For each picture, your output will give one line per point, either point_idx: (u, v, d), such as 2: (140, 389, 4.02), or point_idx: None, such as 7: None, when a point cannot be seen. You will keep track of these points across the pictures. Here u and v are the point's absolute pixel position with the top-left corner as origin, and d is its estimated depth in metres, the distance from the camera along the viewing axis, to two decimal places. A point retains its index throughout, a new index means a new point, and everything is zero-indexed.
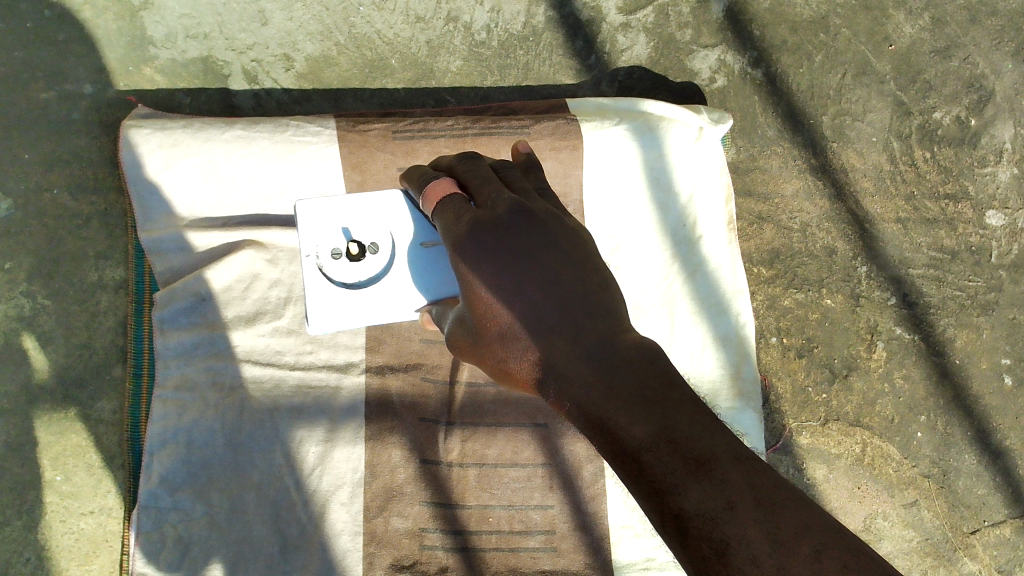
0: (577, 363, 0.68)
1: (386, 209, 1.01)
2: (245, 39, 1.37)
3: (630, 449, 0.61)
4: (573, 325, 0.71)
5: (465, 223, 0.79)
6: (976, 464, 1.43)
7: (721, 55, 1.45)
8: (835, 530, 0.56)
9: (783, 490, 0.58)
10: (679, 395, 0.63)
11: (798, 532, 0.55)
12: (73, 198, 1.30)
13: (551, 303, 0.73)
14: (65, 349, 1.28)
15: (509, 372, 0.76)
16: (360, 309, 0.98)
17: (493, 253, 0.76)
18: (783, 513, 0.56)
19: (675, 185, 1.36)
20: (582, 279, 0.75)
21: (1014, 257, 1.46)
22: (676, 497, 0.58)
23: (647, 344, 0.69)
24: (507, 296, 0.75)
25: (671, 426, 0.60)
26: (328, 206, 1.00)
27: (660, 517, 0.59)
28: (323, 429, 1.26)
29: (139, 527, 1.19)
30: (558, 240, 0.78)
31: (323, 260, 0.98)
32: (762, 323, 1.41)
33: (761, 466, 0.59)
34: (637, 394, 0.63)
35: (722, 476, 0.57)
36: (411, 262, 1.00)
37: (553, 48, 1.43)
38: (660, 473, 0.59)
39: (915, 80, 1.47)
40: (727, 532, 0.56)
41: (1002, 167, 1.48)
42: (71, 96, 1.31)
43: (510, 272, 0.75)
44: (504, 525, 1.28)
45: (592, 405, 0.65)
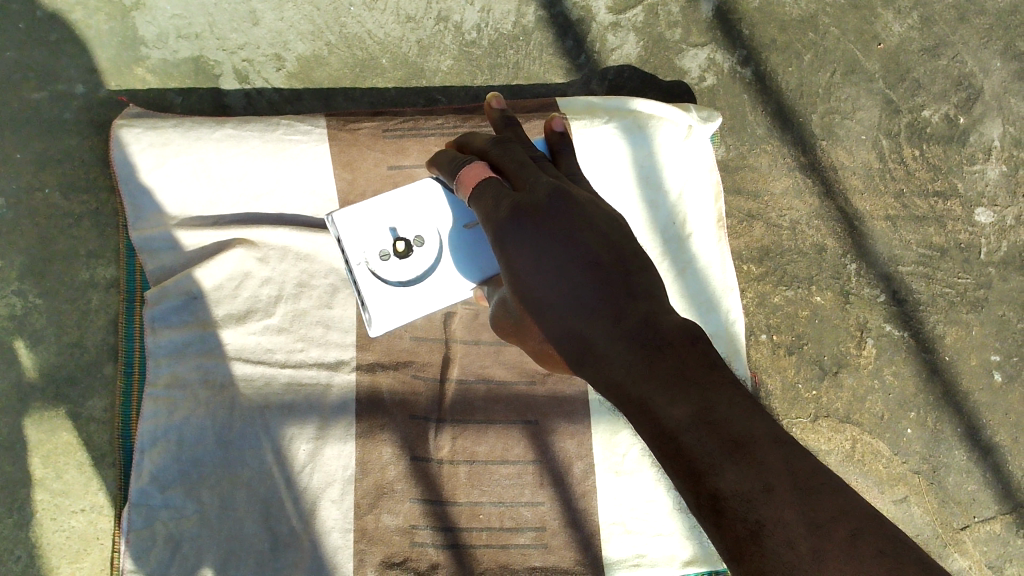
0: (620, 344, 0.73)
1: (423, 199, 1.03)
2: (236, 39, 1.37)
3: (670, 430, 0.65)
4: (613, 307, 0.76)
5: (505, 210, 0.85)
6: (966, 460, 1.43)
7: (711, 54, 1.45)
8: (868, 514, 0.58)
9: (821, 475, 0.60)
10: (719, 379, 0.68)
11: (833, 516, 0.57)
12: (65, 198, 1.31)
13: (590, 286, 0.78)
14: (56, 348, 1.28)
15: (553, 353, 0.82)
16: (417, 301, 1.02)
17: (533, 238, 0.81)
18: (820, 496, 0.58)
19: (665, 183, 1.36)
20: (622, 262, 0.80)
21: (1003, 254, 1.47)
22: (713, 477, 0.61)
23: (686, 326, 0.74)
24: (546, 277, 0.80)
25: (710, 408, 0.64)
26: (368, 211, 1.02)
27: (697, 497, 0.63)
28: (314, 426, 1.26)
29: (130, 525, 1.19)
30: (597, 225, 0.83)
31: (373, 264, 1.02)
32: (752, 320, 1.41)
33: (799, 451, 0.62)
34: (677, 377, 0.68)
35: (760, 458, 0.61)
36: (459, 245, 1.03)
37: (543, 48, 1.43)
38: (698, 455, 0.63)
39: (904, 79, 1.48)
40: (763, 514, 0.59)
41: (991, 164, 1.48)
42: (62, 96, 1.32)
43: (551, 258, 0.80)
44: (495, 522, 1.28)
45: (635, 386, 0.70)
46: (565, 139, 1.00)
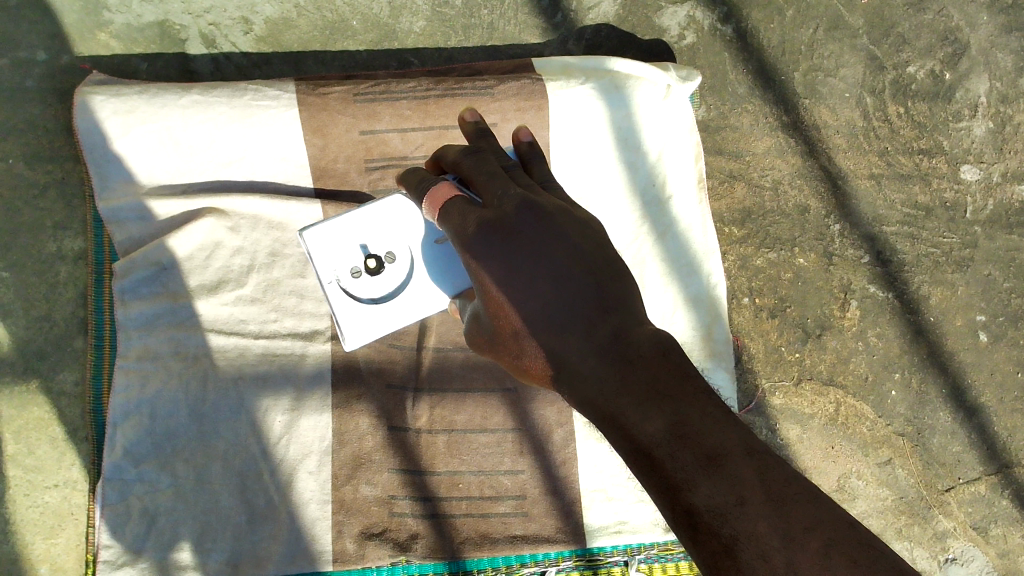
0: (592, 360, 0.70)
1: (394, 214, 1.00)
2: (202, 2, 1.33)
3: (643, 446, 0.63)
4: (584, 320, 0.73)
5: (471, 226, 0.79)
6: (951, 422, 1.42)
7: (691, 11, 1.42)
8: (841, 522, 0.58)
9: (794, 483, 0.60)
10: (693, 390, 0.65)
11: (807, 526, 0.57)
12: (29, 168, 1.28)
13: (562, 303, 0.74)
14: (24, 322, 1.26)
15: (526, 370, 0.77)
16: (390, 318, 1.01)
17: (501, 254, 0.77)
18: (793, 507, 0.58)
19: (644, 145, 1.33)
20: (594, 275, 0.75)
21: (989, 212, 1.44)
22: (687, 491, 0.60)
23: (659, 336, 0.71)
24: (517, 294, 0.76)
25: (683, 422, 0.63)
26: (338, 228, 1.00)
27: (672, 512, 0.61)
28: (289, 398, 1.25)
29: (104, 500, 1.18)
30: (569, 234, 0.78)
31: (343, 281, 1.00)
32: (734, 283, 1.39)
33: (773, 460, 0.61)
34: (649, 389, 0.65)
35: (733, 471, 0.60)
36: (431, 261, 1.00)
37: (518, 7, 1.40)
38: (673, 471, 0.61)
39: (889, 34, 1.45)
40: (738, 528, 0.58)
41: (977, 121, 1.45)
42: (24, 63, 1.28)
43: (524, 273, 0.76)
44: (474, 491, 1.27)
45: (605, 400, 0.67)
46: (537, 149, 0.93)
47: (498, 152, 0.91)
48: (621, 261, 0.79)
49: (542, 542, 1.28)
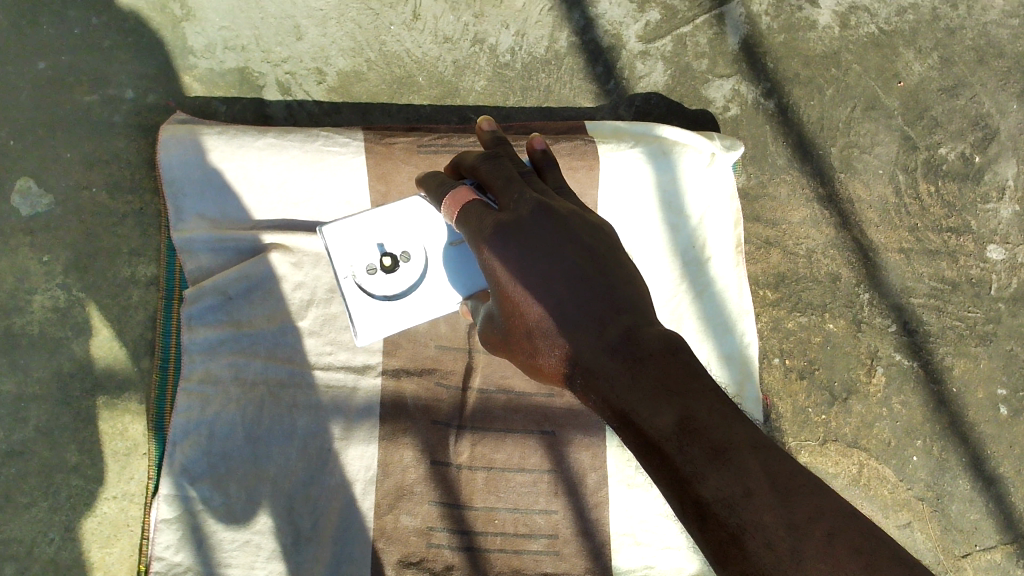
0: (603, 358, 0.73)
1: (411, 216, 1.04)
2: (281, 52, 1.43)
3: (654, 441, 0.66)
4: (595, 318, 0.76)
5: (489, 227, 0.83)
6: (970, 490, 1.47)
7: (735, 85, 1.51)
8: (842, 513, 0.62)
9: (798, 475, 0.64)
10: (702, 388, 0.68)
11: (811, 516, 0.62)
12: (111, 197, 1.37)
13: (576, 302, 0.77)
14: (95, 340, 1.34)
15: (538, 367, 0.81)
16: (402, 315, 1.04)
17: (518, 254, 0.80)
18: (797, 499, 0.62)
19: (687, 209, 1.41)
20: (606, 275, 0.79)
21: (1013, 290, 1.51)
22: (697, 484, 0.63)
23: (667, 334, 0.73)
24: (532, 292, 0.80)
25: (692, 417, 0.65)
26: (356, 227, 1.03)
27: (680, 502, 0.65)
28: (339, 427, 1.31)
29: (160, 513, 1.25)
30: (582, 235, 0.82)
31: (359, 278, 1.03)
32: (765, 344, 1.46)
33: (778, 453, 0.65)
34: (660, 385, 0.68)
35: (741, 464, 0.63)
36: (444, 263, 1.04)
37: (574, 72, 1.49)
38: (682, 464, 0.64)
39: (922, 116, 1.53)
40: (744, 517, 0.62)
41: (1004, 203, 1.52)
42: (113, 100, 1.38)
43: (540, 276, 0.80)
44: (509, 527, 1.32)
45: (617, 397, 0.70)
46: (551, 155, 0.93)
47: (513, 158, 0.91)
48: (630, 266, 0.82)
49: None
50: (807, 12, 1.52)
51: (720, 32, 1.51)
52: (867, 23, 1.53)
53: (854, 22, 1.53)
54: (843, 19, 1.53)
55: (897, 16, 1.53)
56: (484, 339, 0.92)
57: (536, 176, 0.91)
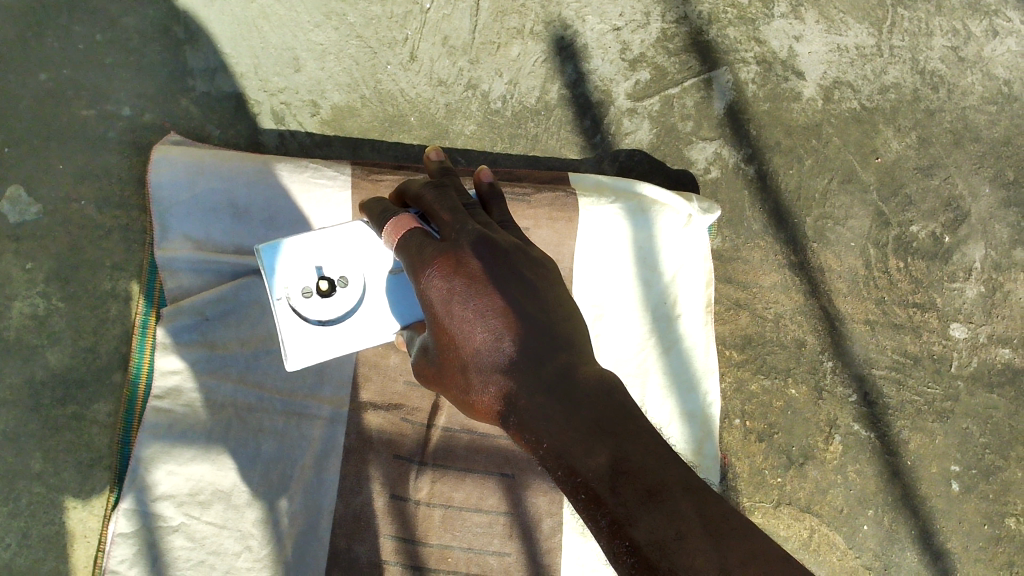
0: (538, 396, 0.78)
1: (353, 244, 1.05)
2: (278, 82, 1.47)
3: (585, 480, 0.70)
4: (532, 356, 0.81)
5: (428, 255, 0.87)
6: (917, 562, 1.50)
7: (718, 149, 1.55)
8: (769, 560, 0.67)
9: (727, 521, 0.69)
10: (634, 431, 0.74)
11: (741, 561, 0.66)
12: (98, 211, 1.39)
13: (513, 337, 0.82)
14: (70, 350, 1.36)
15: (470, 404, 0.86)
16: (337, 341, 1.04)
17: (455, 286, 0.84)
18: (727, 543, 0.67)
19: (661, 266, 1.45)
20: (543, 315, 0.85)
21: (973, 369, 1.54)
22: (629, 526, 0.67)
23: (599, 378, 0.80)
24: (466, 325, 0.84)
25: (625, 459, 0.70)
26: (295, 251, 1.04)
27: (612, 546, 0.68)
28: (303, 457, 1.33)
29: (118, 527, 1.26)
30: (518, 269, 0.87)
31: (294, 300, 1.03)
32: (727, 404, 1.49)
33: (708, 498, 0.70)
34: (594, 427, 0.73)
35: (672, 507, 0.68)
36: (384, 291, 1.05)
37: (562, 125, 1.53)
38: (616, 507, 0.68)
39: (897, 193, 1.57)
40: (676, 560, 0.65)
41: (970, 284, 1.56)
42: (110, 116, 1.41)
43: (476, 309, 0.83)
44: (462, 566, 1.34)
45: (550, 436, 0.74)
46: (496, 188, 1.00)
47: (458, 188, 0.97)
48: (566, 302, 0.90)
49: None
50: (792, 84, 1.57)
51: (707, 96, 1.56)
52: (849, 98, 1.58)
53: (838, 97, 1.58)
54: (827, 93, 1.57)
55: (879, 93, 1.58)
56: (416, 375, 0.95)
57: (482, 208, 0.97)
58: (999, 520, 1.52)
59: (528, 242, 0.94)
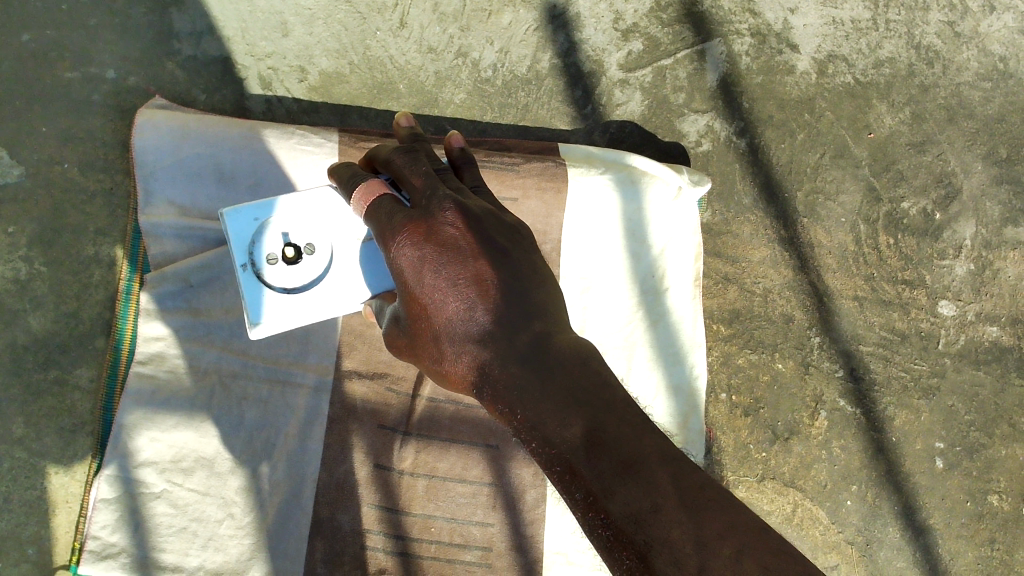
0: (513, 368, 0.77)
1: (319, 212, 1.08)
2: (265, 47, 1.45)
3: (560, 453, 0.70)
4: (507, 325, 0.81)
5: (399, 222, 0.87)
6: (899, 538, 1.50)
7: (710, 121, 1.54)
8: (746, 532, 0.67)
9: (705, 491, 0.68)
10: (610, 401, 0.73)
11: (717, 534, 0.66)
12: (81, 174, 1.37)
13: (487, 307, 0.82)
14: (52, 315, 1.35)
15: (445, 375, 0.85)
16: (304, 308, 1.06)
17: (427, 255, 0.84)
18: (704, 514, 0.67)
19: (649, 238, 1.44)
20: (520, 283, 0.84)
21: (960, 346, 1.54)
22: (604, 499, 0.66)
23: (575, 346, 0.79)
24: (439, 295, 0.83)
25: (600, 431, 0.70)
26: (259, 219, 1.06)
27: (587, 518, 0.67)
28: (287, 425, 1.33)
29: (99, 492, 1.26)
30: (494, 237, 0.86)
31: (259, 267, 1.05)
32: (714, 378, 1.48)
33: (686, 468, 0.69)
34: (570, 399, 0.73)
35: (649, 478, 0.67)
36: (351, 259, 1.08)
37: (553, 94, 1.51)
38: (592, 480, 0.67)
39: (889, 169, 1.56)
40: (652, 533, 0.65)
41: (960, 261, 1.56)
42: (94, 78, 1.39)
43: (448, 279, 0.83)
44: (445, 536, 1.34)
45: (526, 409, 0.74)
46: (468, 154, 0.99)
47: (429, 153, 0.96)
48: (543, 270, 0.88)
49: None
50: (786, 56, 1.55)
51: (700, 68, 1.54)
52: (844, 72, 1.57)
53: (832, 71, 1.56)
54: (822, 67, 1.56)
55: (873, 68, 1.57)
56: (391, 346, 0.95)
57: (454, 174, 0.97)
58: (982, 497, 1.52)
59: (501, 209, 0.93)
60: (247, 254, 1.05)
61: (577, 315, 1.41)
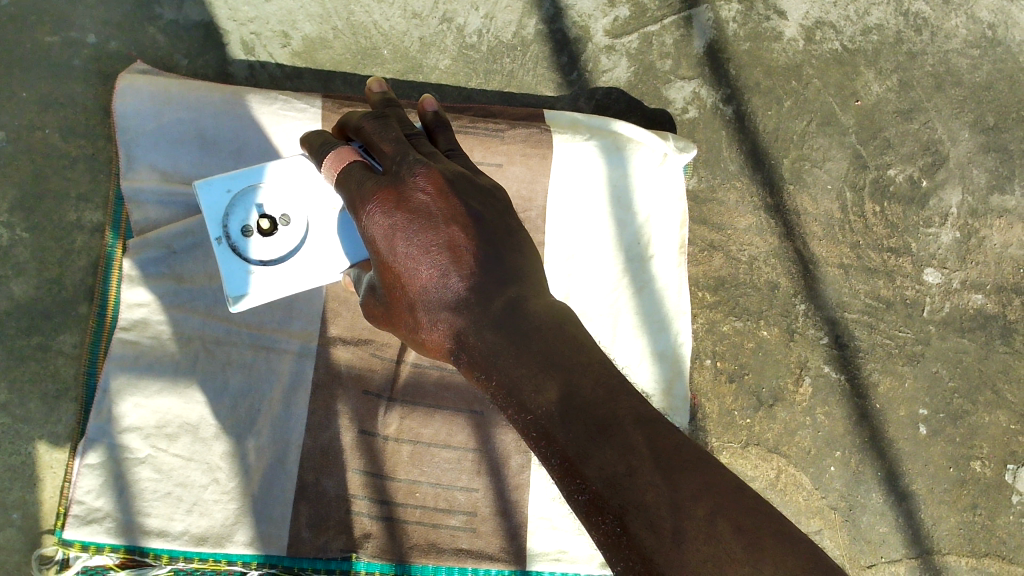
0: (488, 333, 0.78)
1: (293, 182, 1.09)
2: (248, 11, 1.43)
3: (536, 419, 0.71)
4: (482, 291, 0.81)
5: (368, 190, 0.86)
6: (882, 503, 1.49)
7: (696, 88, 1.53)
8: (724, 491, 0.66)
9: (682, 451, 0.67)
10: (584, 362, 0.73)
11: (694, 495, 0.65)
12: (62, 139, 1.36)
13: (461, 273, 0.82)
14: (34, 282, 1.34)
15: (421, 342, 0.86)
16: (283, 279, 1.08)
17: (399, 222, 0.84)
18: (681, 474, 0.66)
19: (634, 206, 1.44)
20: (494, 246, 0.85)
21: (945, 314, 1.54)
22: (579, 463, 0.67)
23: (549, 308, 0.80)
24: (412, 262, 0.83)
25: (574, 395, 0.70)
26: (231, 190, 1.07)
27: (564, 483, 0.68)
28: (271, 392, 1.33)
29: (84, 458, 1.26)
30: (467, 200, 0.86)
31: (234, 241, 1.06)
32: (699, 345, 1.48)
33: (662, 427, 0.68)
34: (544, 363, 0.73)
35: (624, 440, 0.67)
36: (327, 228, 1.09)
37: (538, 61, 1.51)
38: (566, 445, 0.68)
39: (875, 137, 1.56)
40: (626, 496, 0.65)
41: (946, 229, 1.56)
42: (75, 43, 1.38)
43: (421, 247, 0.83)
44: (429, 501, 1.35)
45: (502, 375, 0.75)
46: (440, 118, 1.00)
47: (400, 119, 0.97)
48: (517, 233, 0.89)
49: (484, 558, 1.36)
50: (773, 23, 1.55)
51: (687, 35, 1.54)
52: (831, 39, 1.57)
53: (819, 37, 1.56)
54: (809, 34, 1.56)
55: (861, 35, 1.57)
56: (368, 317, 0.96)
57: (426, 138, 0.98)
58: (965, 463, 1.51)
59: (475, 171, 0.94)
60: (222, 227, 1.06)
61: (562, 282, 1.42)
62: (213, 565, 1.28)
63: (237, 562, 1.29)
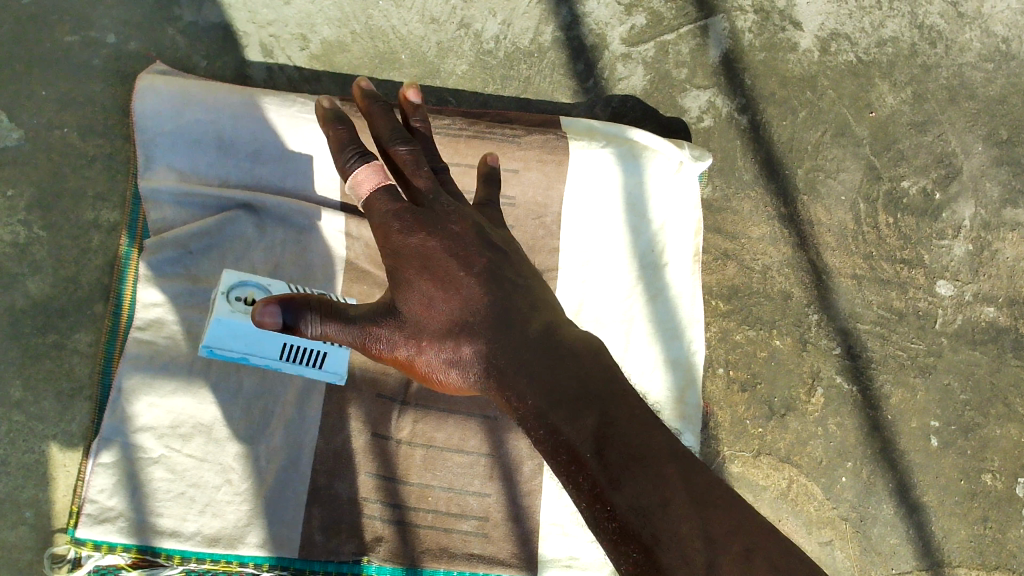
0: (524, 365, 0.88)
1: None
2: (267, 14, 1.44)
3: (572, 448, 0.80)
4: (506, 323, 0.92)
5: (412, 224, 0.94)
6: (893, 515, 1.48)
7: (712, 97, 1.54)
8: (753, 529, 0.75)
9: (712, 488, 0.77)
10: (618, 397, 0.83)
11: (725, 530, 0.74)
12: (81, 139, 1.37)
13: (482, 308, 0.93)
14: (51, 280, 1.34)
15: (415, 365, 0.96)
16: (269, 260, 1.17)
17: (432, 253, 0.93)
18: (712, 508, 0.75)
19: (649, 213, 1.44)
20: (516, 280, 0.97)
21: (957, 326, 1.54)
22: (613, 491, 0.75)
23: (574, 343, 0.90)
24: (434, 294, 0.93)
25: (614, 430, 0.79)
26: None
27: (593, 510, 0.76)
28: (285, 394, 1.32)
29: (97, 458, 1.25)
30: (486, 242, 0.97)
31: None
32: (712, 353, 1.48)
33: (693, 464, 0.78)
34: (581, 399, 0.83)
35: (661, 474, 0.76)
36: None
37: (555, 67, 1.51)
38: (604, 475, 0.76)
39: (889, 148, 1.57)
40: (658, 527, 0.73)
41: (958, 242, 1.56)
42: (94, 43, 1.38)
43: (444, 282, 0.93)
44: (442, 506, 1.35)
45: (543, 406, 0.84)
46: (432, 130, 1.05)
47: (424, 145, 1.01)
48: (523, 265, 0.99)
49: (496, 564, 1.35)
50: (789, 34, 1.56)
51: (703, 44, 1.55)
52: (846, 51, 1.58)
53: (834, 49, 1.57)
54: (824, 45, 1.57)
55: (876, 47, 1.58)
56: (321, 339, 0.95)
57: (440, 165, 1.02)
58: (976, 476, 1.51)
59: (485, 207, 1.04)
60: None
61: (577, 289, 1.43)
62: (225, 567, 1.29)
63: (248, 564, 1.29)
